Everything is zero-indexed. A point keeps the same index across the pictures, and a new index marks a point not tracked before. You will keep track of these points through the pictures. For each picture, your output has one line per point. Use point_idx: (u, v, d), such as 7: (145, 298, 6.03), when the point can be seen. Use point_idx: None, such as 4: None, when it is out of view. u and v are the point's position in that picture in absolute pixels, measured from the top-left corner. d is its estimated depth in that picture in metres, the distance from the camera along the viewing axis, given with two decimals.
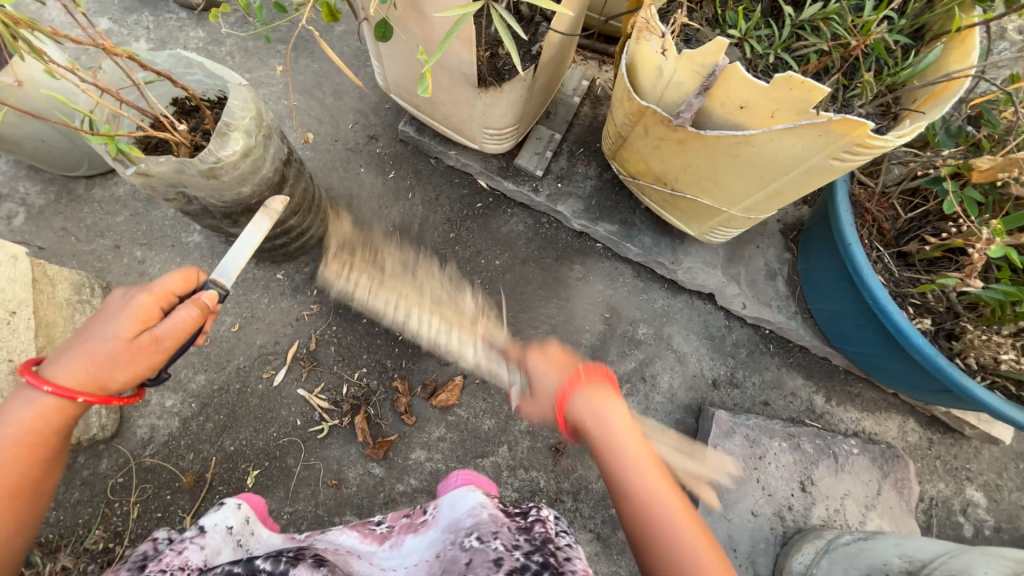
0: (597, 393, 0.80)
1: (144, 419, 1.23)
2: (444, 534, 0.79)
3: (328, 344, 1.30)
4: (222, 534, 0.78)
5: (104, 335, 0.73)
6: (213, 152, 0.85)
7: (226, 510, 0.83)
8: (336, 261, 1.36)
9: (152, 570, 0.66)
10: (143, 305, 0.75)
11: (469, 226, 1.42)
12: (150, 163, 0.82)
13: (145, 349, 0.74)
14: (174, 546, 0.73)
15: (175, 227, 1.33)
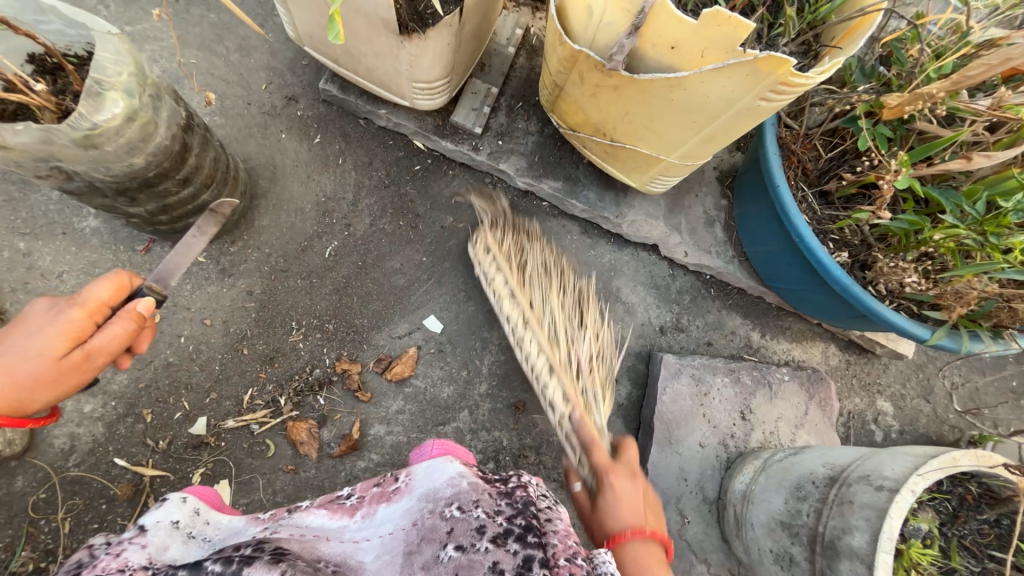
0: (652, 553, 0.82)
1: (61, 429, 1.11)
2: (420, 502, 0.74)
3: (267, 327, 1.22)
4: (166, 530, 0.70)
5: (30, 352, 0.70)
6: (85, 115, 0.72)
7: (169, 504, 0.75)
8: (265, 237, 1.25)
9: None
10: (74, 320, 0.72)
11: (409, 192, 1.35)
12: (2, 130, 0.68)
13: (76, 365, 0.72)
14: (112, 550, 0.65)
15: (62, 211, 1.15)
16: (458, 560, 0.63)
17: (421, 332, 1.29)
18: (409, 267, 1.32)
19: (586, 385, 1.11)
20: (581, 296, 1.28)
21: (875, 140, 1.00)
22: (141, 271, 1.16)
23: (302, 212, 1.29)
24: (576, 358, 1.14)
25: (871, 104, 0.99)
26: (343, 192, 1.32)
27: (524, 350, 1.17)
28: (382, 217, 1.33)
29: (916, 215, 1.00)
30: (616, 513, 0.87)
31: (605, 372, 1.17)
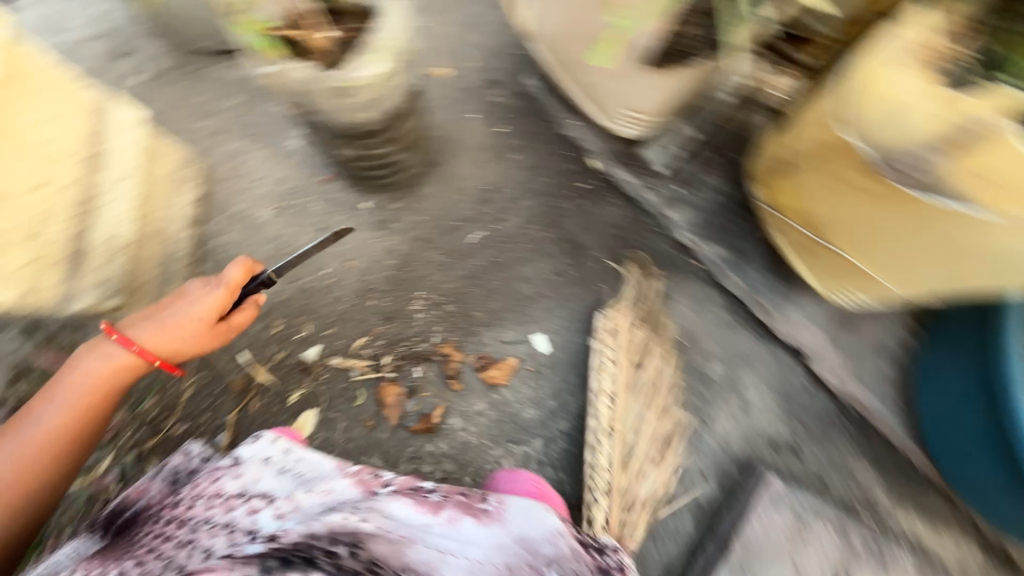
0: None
1: None
2: (512, 540, 0.82)
3: (396, 287, 1.27)
4: (257, 464, 0.84)
5: (189, 317, 0.86)
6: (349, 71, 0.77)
7: (262, 442, 0.86)
8: (424, 204, 1.30)
9: (192, 497, 0.81)
10: (220, 297, 0.87)
11: (566, 207, 1.32)
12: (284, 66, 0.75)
13: (218, 335, 0.89)
14: (215, 473, 0.83)
15: (278, 126, 1.29)
16: None
17: (528, 346, 1.27)
18: (539, 279, 1.30)
19: (631, 517, 1.18)
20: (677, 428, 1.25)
21: None
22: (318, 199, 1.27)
23: (461, 193, 1.31)
24: (635, 492, 1.18)
25: None
26: (508, 187, 1.33)
27: (595, 473, 1.18)
28: (532, 222, 1.32)
29: None
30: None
31: (653, 511, 1.22)
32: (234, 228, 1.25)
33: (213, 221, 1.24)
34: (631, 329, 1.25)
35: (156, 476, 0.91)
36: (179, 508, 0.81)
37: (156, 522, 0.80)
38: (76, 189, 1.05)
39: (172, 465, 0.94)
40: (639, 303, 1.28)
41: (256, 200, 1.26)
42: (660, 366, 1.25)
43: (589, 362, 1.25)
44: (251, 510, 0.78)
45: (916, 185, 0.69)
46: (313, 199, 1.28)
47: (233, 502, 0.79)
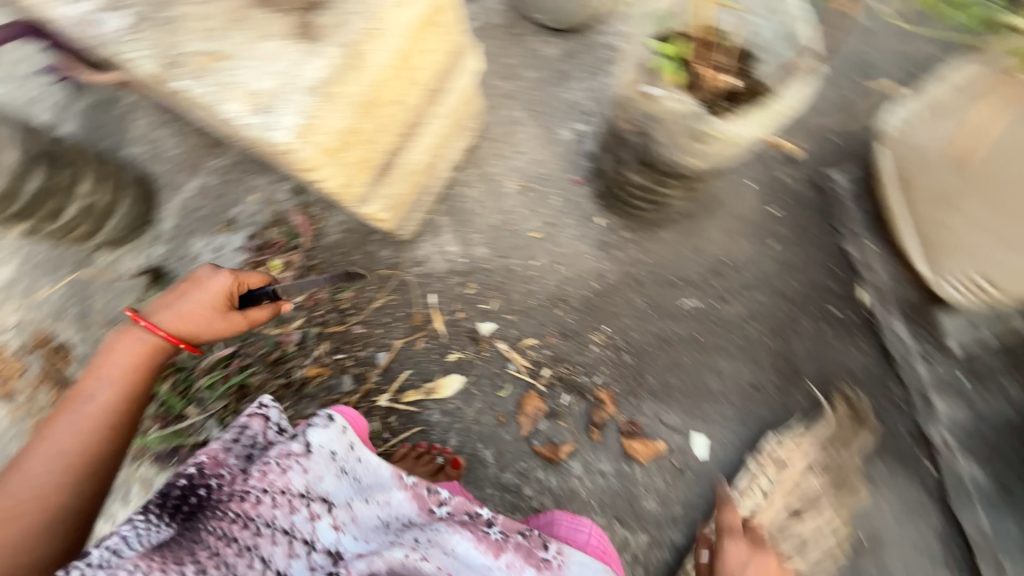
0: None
1: (428, 246, 1.30)
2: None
3: (587, 311, 1.22)
4: (324, 460, 0.79)
5: (202, 304, 0.86)
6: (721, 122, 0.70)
7: (332, 433, 0.81)
8: (655, 247, 1.22)
9: (256, 488, 0.73)
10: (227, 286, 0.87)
11: (802, 324, 1.15)
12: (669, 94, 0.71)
13: (232, 324, 0.88)
14: (281, 461, 0.76)
15: (563, 115, 1.31)
16: None
17: (683, 439, 1.15)
18: (732, 381, 1.16)
19: None
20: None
21: None
22: (563, 195, 1.28)
23: (698, 255, 1.21)
24: None
25: None
26: (750, 273, 1.19)
27: None
28: (756, 320, 1.17)
29: None
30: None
31: None
32: (479, 185, 1.31)
33: (468, 173, 1.32)
34: (805, 474, 1.08)
35: (232, 442, 0.80)
36: (245, 503, 0.73)
37: (220, 517, 0.71)
38: (413, 112, 0.93)
39: (251, 433, 0.82)
40: (833, 448, 1.08)
41: (508, 169, 1.31)
42: (822, 526, 1.07)
43: (735, 481, 1.10)
44: (310, 517, 0.75)
45: None
46: (556, 192, 1.28)
47: (295, 504, 0.75)
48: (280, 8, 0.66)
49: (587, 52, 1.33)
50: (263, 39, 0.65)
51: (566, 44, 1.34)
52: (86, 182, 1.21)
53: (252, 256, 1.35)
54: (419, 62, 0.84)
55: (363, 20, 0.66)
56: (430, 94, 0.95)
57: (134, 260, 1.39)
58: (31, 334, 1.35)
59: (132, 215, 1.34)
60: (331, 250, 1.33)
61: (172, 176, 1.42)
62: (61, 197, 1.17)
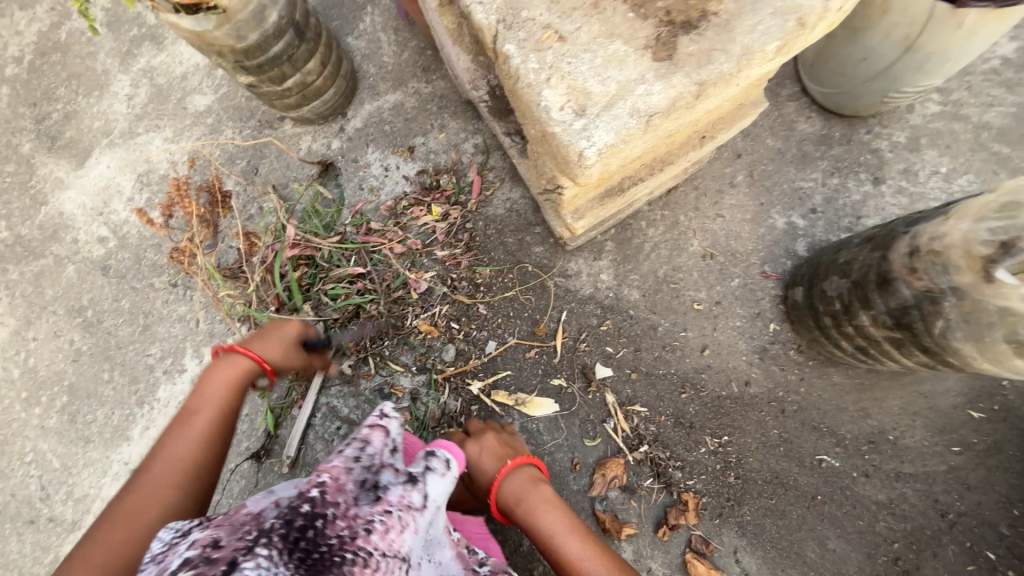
0: (521, 473, 0.91)
1: (582, 265, 1.23)
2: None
3: (711, 412, 1.12)
4: (430, 516, 0.70)
5: (285, 346, 0.94)
6: None
7: (444, 484, 0.73)
8: (817, 384, 1.09)
9: (377, 549, 0.60)
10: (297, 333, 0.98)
11: (943, 549, 1.00)
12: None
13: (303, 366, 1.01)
14: (402, 514, 0.65)
15: (786, 199, 1.17)
16: None
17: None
18: (833, 563, 1.03)
19: None
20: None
21: None
22: (745, 282, 1.15)
23: (861, 418, 1.06)
24: None
25: None
26: (913, 466, 1.03)
27: None
28: (892, 516, 1.03)
29: None
30: (492, 489, 0.92)
31: None
32: (661, 228, 1.20)
33: (657, 210, 1.21)
34: None
35: (352, 460, 0.69)
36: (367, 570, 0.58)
37: None
38: (670, 150, 0.85)
39: (371, 448, 0.72)
40: None
41: (698, 227, 1.19)
42: None
43: None
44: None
45: None
46: (738, 274, 1.16)
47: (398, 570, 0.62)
48: (643, 12, 0.59)
49: (844, 144, 1.16)
50: (610, 38, 0.59)
51: (825, 125, 1.17)
52: (313, 61, 1.23)
53: (415, 192, 1.33)
54: (714, 112, 0.74)
55: (726, 62, 0.57)
56: (695, 140, 0.87)
57: (312, 143, 1.41)
58: (206, 169, 1.43)
59: (331, 104, 1.36)
60: (488, 222, 1.29)
61: (374, 81, 1.41)
62: (288, 66, 1.19)
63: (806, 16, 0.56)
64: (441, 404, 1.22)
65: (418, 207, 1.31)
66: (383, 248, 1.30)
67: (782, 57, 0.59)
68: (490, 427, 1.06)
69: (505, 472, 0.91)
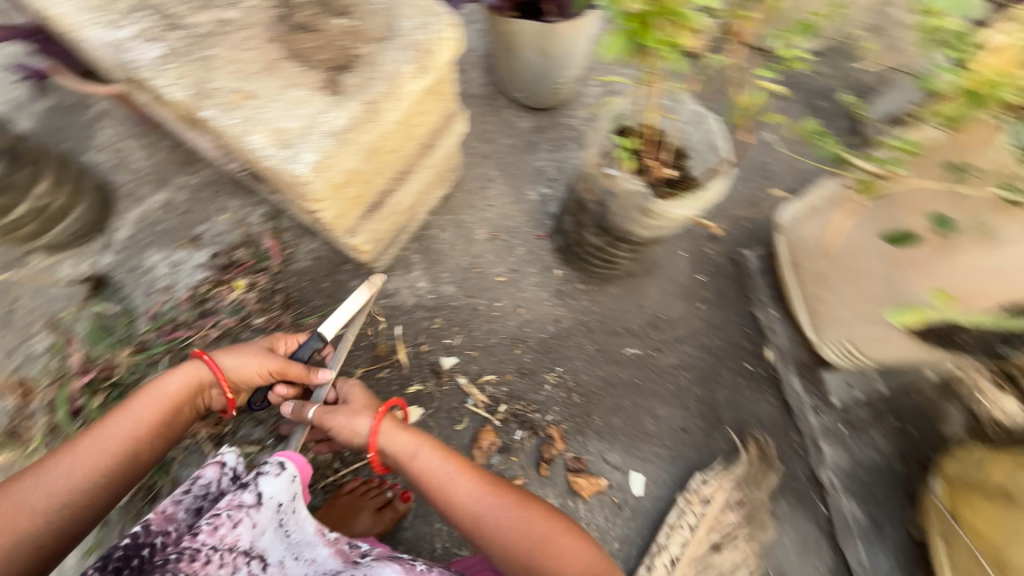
0: (389, 423, 0.89)
1: (396, 280, 1.37)
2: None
3: (543, 353, 1.34)
4: (271, 513, 0.77)
5: (254, 349, 0.94)
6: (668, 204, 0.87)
7: (281, 483, 0.78)
8: (603, 300, 1.39)
9: (202, 549, 0.68)
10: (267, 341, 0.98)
11: (723, 376, 1.33)
12: (624, 177, 0.89)
13: (261, 361, 0.92)
14: (231, 513, 0.72)
15: (530, 176, 1.49)
16: None
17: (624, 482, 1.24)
18: (666, 424, 1.30)
19: None
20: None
21: None
22: (527, 248, 1.42)
23: (637, 309, 1.38)
24: None
25: None
26: (682, 330, 1.37)
27: None
28: (685, 370, 1.34)
29: None
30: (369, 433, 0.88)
31: None
32: (450, 229, 1.43)
33: (443, 218, 1.43)
34: (724, 510, 1.20)
35: (182, 493, 0.77)
36: (193, 565, 0.67)
37: None
38: (405, 162, 1.04)
39: (203, 482, 0.79)
40: (746, 486, 1.22)
41: (478, 219, 1.44)
42: (737, 560, 1.17)
43: (668, 517, 1.21)
44: None
45: None
46: (521, 243, 1.43)
47: (238, 563, 0.71)
48: (308, 65, 0.77)
49: (553, 128, 1.54)
50: (289, 88, 0.75)
51: (535, 119, 1.54)
52: (43, 184, 1.17)
53: (213, 274, 1.33)
54: (414, 124, 0.96)
55: (381, 86, 0.78)
56: (423, 150, 1.09)
57: (75, 267, 1.30)
58: None
59: (85, 220, 1.29)
60: (299, 276, 1.36)
61: (132, 187, 1.38)
62: (11, 195, 1.12)
63: (424, 46, 0.81)
64: (312, 459, 1.22)
65: (221, 287, 1.32)
66: (194, 339, 1.28)
67: (425, 75, 0.82)
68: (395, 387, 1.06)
69: (380, 419, 0.88)
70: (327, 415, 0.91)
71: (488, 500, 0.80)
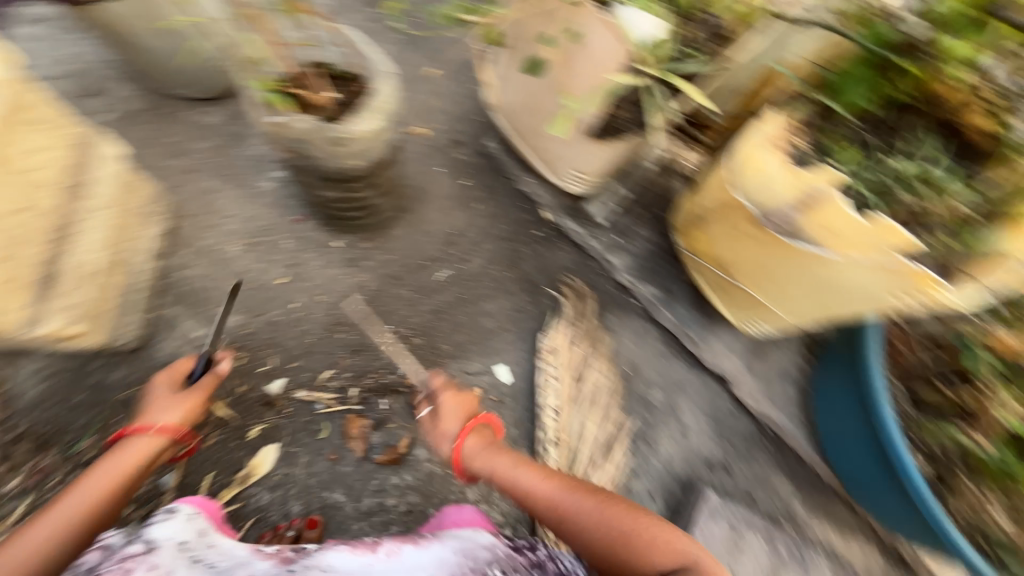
0: (478, 433, 1.07)
1: (168, 344, 1.21)
2: (455, 556, 0.83)
3: (365, 322, 1.32)
4: (174, 550, 0.81)
5: (178, 394, 0.94)
6: (348, 124, 0.89)
7: (178, 522, 0.87)
8: (393, 245, 1.40)
9: None
10: (166, 378, 0.97)
11: (523, 251, 1.48)
12: (295, 118, 0.86)
13: (191, 399, 0.95)
14: (121, 562, 0.75)
15: (253, 167, 1.35)
16: None
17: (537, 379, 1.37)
18: (500, 315, 1.42)
19: None
20: (617, 429, 1.38)
21: (984, 369, 1.02)
22: (292, 237, 1.33)
23: (428, 237, 1.43)
24: None
25: (971, 334, 1.04)
26: (473, 232, 1.47)
27: None
28: (494, 263, 1.45)
29: (1006, 452, 1.00)
30: (455, 437, 1.07)
31: None
32: (198, 262, 1.28)
33: (183, 256, 1.27)
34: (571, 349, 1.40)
35: None
36: None
37: None
38: (54, 216, 0.86)
39: (87, 565, 0.75)
40: (579, 321, 1.43)
41: (223, 236, 1.30)
42: (598, 377, 1.39)
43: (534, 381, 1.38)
44: None
45: (785, 232, 0.89)
46: (283, 237, 1.33)
47: None
48: None
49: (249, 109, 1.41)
50: None
51: (224, 107, 1.37)
52: None
53: None
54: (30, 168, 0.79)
55: None
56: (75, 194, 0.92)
57: None
58: None
59: None
60: (39, 408, 1.12)
61: None
62: None
63: None
64: None
65: None
66: None
67: None
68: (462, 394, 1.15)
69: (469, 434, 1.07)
70: (431, 416, 1.13)
71: (568, 508, 0.90)
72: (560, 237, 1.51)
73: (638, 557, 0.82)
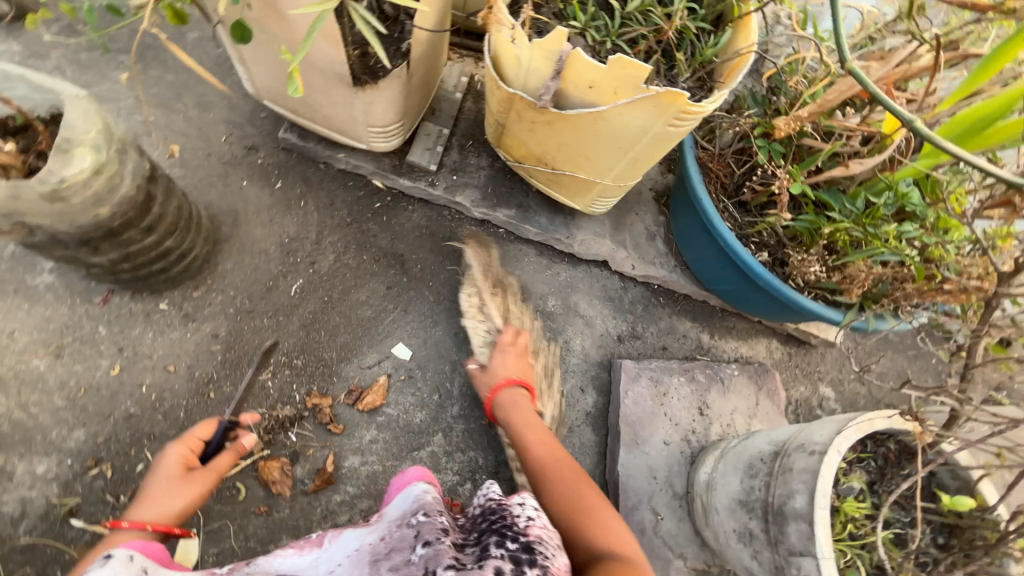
0: (514, 394, 1.17)
1: (11, 494, 1.05)
2: (387, 523, 0.82)
3: (235, 368, 1.21)
4: None
5: (177, 480, 0.81)
6: (54, 171, 0.77)
7: (115, 563, 0.65)
8: (227, 281, 1.27)
9: None
10: (176, 452, 0.83)
11: (371, 228, 1.41)
12: None
13: (200, 486, 0.82)
14: None
15: (17, 268, 1.17)
16: (424, 555, 0.69)
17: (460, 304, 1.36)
18: (375, 299, 1.36)
19: None
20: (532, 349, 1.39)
21: (772, 155, 1.17)
22: (102, 322, 1.17)
23: (265, 255, 1.32)
24: None
25: (762, 126, 1.17)
26: (309, 231, 1.37)
27: None
28: (345, 252, 1.38)
29: (814, 215, 1.16)
30: (495, 384, 1.19)
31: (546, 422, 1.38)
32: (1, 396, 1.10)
33: None
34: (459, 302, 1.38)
35: None
36: None
37: None
38: None
39: None
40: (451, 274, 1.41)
41: (19, 356, 1.12)
42: None
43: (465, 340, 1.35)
44: None
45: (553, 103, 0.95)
46: (92, 325, 1.16)
47: None
48: None
49: None
50: None
51: None
52: None
53: None
54: None
55: None
56: None
57: None
58: None
59: None
60: None
61: None
62: None
63: None
64: None
65: None
66: None
67: None
68: (520, 356, 1.24)
69: (517, 391, 1.17)
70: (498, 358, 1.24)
71: (545, 476, 0.98)
72: (400, 199, 1.45)
73: (577, 531, 0.86)
